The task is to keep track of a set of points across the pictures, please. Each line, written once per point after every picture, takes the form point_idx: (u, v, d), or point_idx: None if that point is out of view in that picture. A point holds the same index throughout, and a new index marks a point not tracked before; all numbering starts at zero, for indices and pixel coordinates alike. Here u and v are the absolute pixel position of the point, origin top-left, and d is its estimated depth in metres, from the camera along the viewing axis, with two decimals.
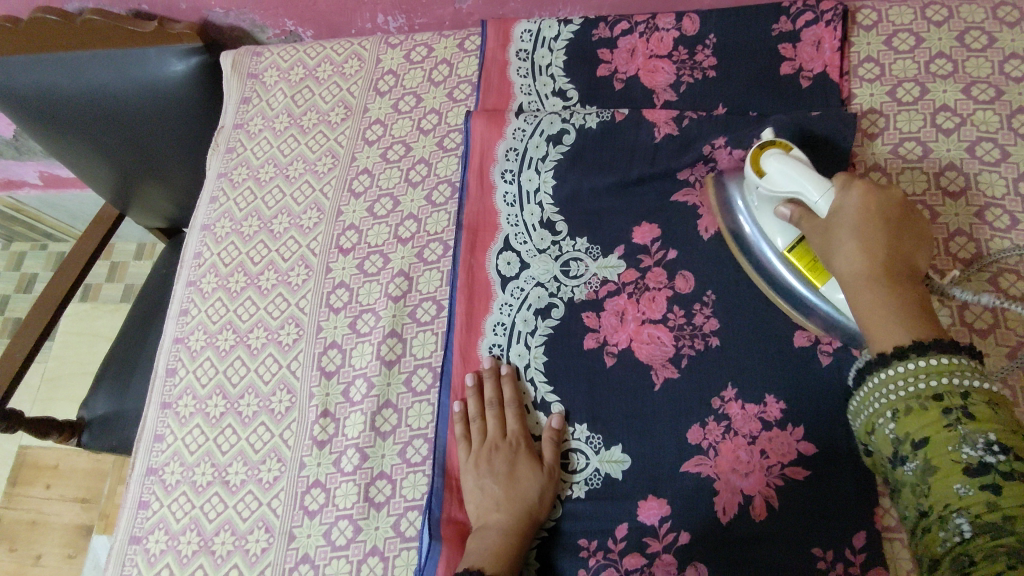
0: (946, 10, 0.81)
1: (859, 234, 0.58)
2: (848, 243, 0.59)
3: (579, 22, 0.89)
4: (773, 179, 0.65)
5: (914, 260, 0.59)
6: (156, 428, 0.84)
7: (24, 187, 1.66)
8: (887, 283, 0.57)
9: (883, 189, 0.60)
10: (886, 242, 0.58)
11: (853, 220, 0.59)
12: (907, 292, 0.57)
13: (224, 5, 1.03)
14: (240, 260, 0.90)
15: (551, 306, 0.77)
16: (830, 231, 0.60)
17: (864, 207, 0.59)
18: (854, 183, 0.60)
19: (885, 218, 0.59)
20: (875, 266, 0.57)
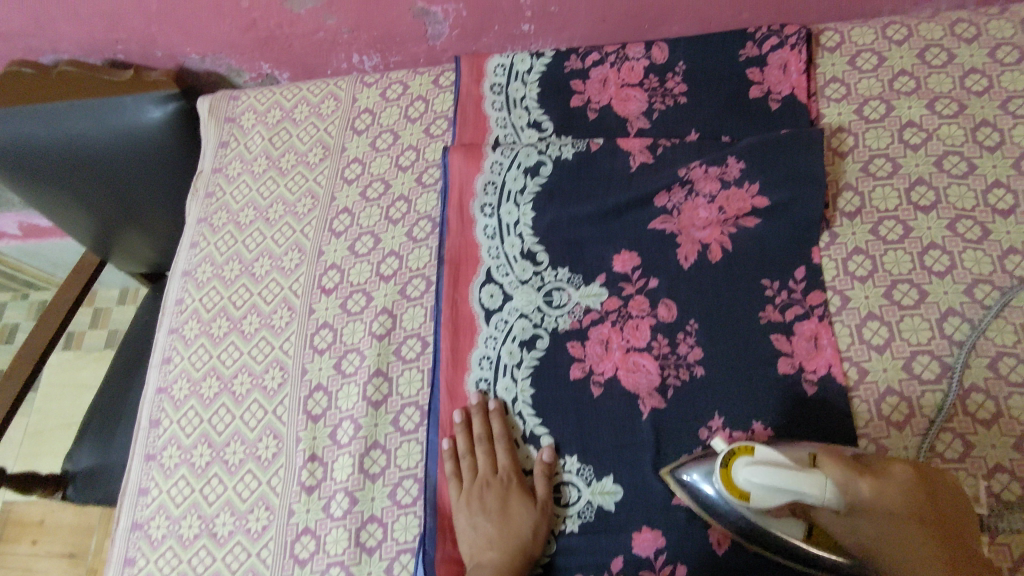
0: (906, 29, 0.83)
1: (896, 515, 0.53)
2: (888, 528, 0.54)
3: (551, 55, 0.90)
4: (764, 499, 0.55)
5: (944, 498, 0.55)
6: (140, 481, 0.83)
7: (3, 237, 1.65)
8: (956, 575, 0.52)
9: (885, 472, 0.55)
10: (920, 510, 0.54)
11: (887, 515, 0.54)
12: (962, 548, 0.53)
13: (199, 52, 1.04)
14: (222, 305, 0.89)
15: (537, 338, 0.77)
16: (865, 540, 0.55)
17: (882, 489, 0.54)
18: (862, 482, 0.54)
19: (910, 489, 0.54)
20: (932, 557, 0.53)
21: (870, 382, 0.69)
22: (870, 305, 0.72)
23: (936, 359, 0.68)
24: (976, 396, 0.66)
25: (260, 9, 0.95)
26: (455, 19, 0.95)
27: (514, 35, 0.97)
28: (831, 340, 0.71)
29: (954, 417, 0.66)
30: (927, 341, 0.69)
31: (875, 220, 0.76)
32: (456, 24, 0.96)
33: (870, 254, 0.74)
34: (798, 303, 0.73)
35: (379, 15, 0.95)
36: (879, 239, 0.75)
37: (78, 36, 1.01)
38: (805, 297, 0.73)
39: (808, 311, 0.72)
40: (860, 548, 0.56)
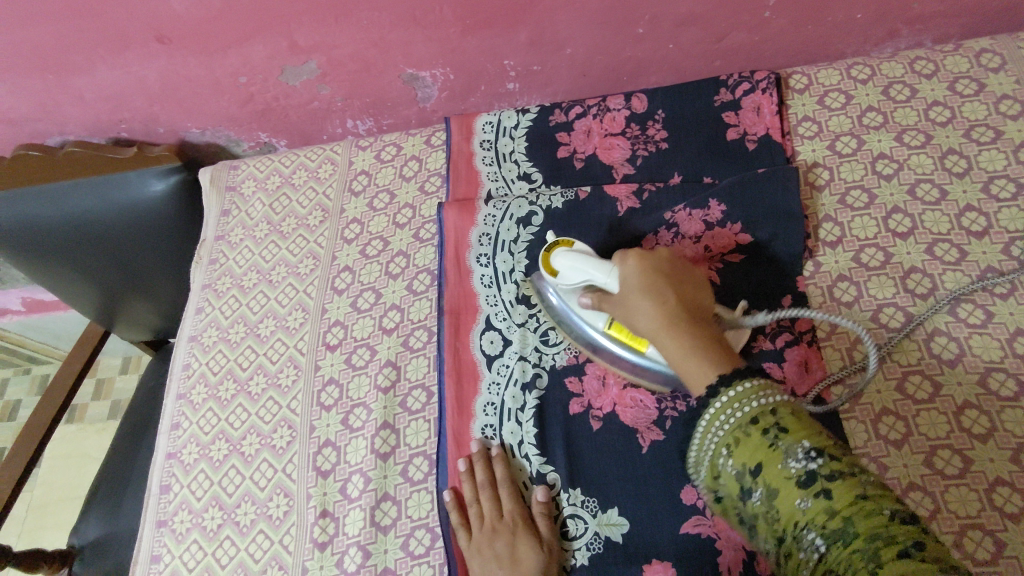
0: (869, 68, 0.89)
1: (643, 288, 0.64)
2: (640, 300, 0.64)
3: (536, 111, 0.95)
4: (567, 274, 0.73)
5: (703, 305, 0.64)
6: (152, 548, 0.83)
7: (7, 314, 1.66)
8: (683, 323, 0.61)
9: (654, 252, 0.67)
10: (667, 283, 0.64)
11: (638, 288, 0.64)
12: (696, 317, 0.62)
13: (200, 125, 1.08)
14: (228, 368, 0.91)
15: (537, 379, 0.79)
16: (625, 300, 0.66)
17: (643, 269, 0.65)
18: (629, 259, 0.67)
19: (664, 271, 0.65)
20: (667, 316, 0.61)
21: (864, 403, 0.71)
22: (858, 329, 0.74)
23: (928, 379, 0.70)
24: (970, 412, 0.68)
25: (258, 83, 1.00)
26: (443, 82, 1.00)
27: (500, 93, 1.02)
28: (821, 365, 0.73)
29: (950, 434, 0.67)
30: (917, 361, 0.71)
31: (856, 249, 0.79)
32: (444, 87, 1.01)
33: (855, 280, 0.77)
34: (787, 331, 0.75)
35: (372, 83, 1.00)
36: (861, 266, 0.77)
37: (83, 118, 1.05)
38: (793, 323, 0.75)
39: (797, 337, 0.75)
40: (629, 319, 0.66)
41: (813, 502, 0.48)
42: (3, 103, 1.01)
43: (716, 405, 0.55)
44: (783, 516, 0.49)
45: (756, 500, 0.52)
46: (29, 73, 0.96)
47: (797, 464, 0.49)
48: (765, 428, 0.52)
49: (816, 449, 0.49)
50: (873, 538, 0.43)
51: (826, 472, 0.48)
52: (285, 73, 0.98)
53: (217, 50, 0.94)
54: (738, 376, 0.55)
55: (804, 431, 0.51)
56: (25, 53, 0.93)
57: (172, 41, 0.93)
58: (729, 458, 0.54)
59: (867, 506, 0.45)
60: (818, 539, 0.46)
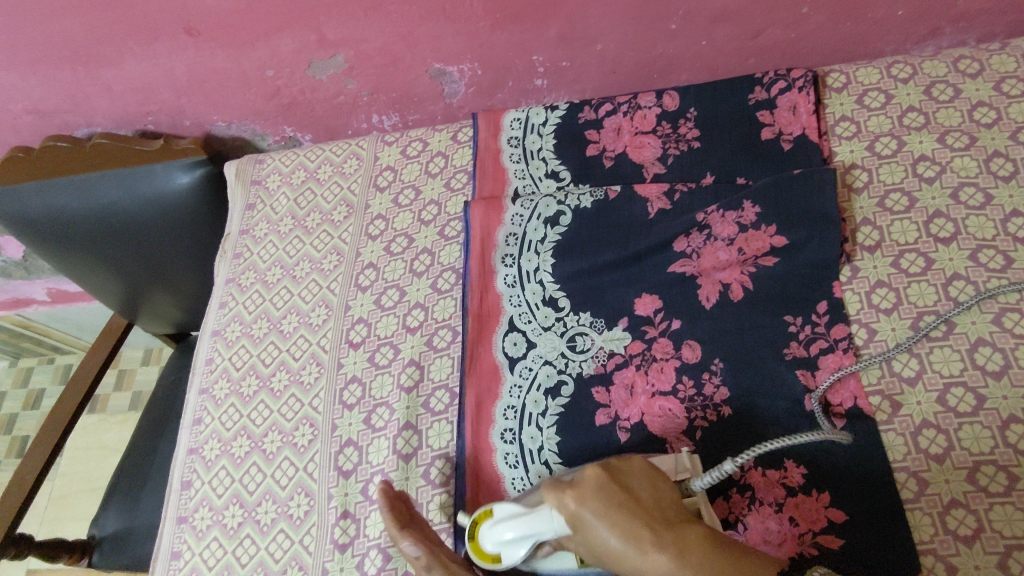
0: (910, 67, 0.85)
1: (607, 520, 0.56)
2: (613, 538, 0.55)
3: (565, 108, 0.93)
4: (506, 549, 0.64)
5: (660, 502, 0.58)
6: (172, 544, 0.83)
7: (32, 304, 1.68)
8: (676, 549, 0.52)
9: (585, 480, 0.59)
10: (622, 507, 0.56)
11: (600, 519, 0.56)
12: (677, 528, 0.54)
13: (226, 119, 1.08)
14: (251, 363, 0.91)
15: (562, 384, 0.77)
16: (595, 545, 0.57)
17: (590, 496, 0.57)
18: (568, 498, 0.58)
19: (615, 486, 0.58)
20: (656, 547, 0.53)
21: (903, 415, 0.68)
22: (897, 336, 0.72)
23: (970, 391, 0.68)
24: (1016, 427, 0.65)
25: (285, 77, 0.99)
26: (471, 78, 0.99)
27: (527, 90, 1.01)
28: (854, 371, 0.71)
29: (994, 449, 0.65)
30: (959, 373, 0.69)
31: (896, 254, 0.76)
32: (471, 82, 1.00)
33: (894, 286, 0.74)
34: (822, 338, 0.73)
35: (398, 78, 0.99)
36: (901, 272, 0.75)
37: (112, 110, 1.06)
38: (828, 330, 0.73)
39: (832, 345, 0.73)
40: (604, 555, 0.56)
41: None
42: (33, 94, 1.02)
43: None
44: None
45: None
46: (60, 65, 0.97)
47: None
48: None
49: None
50: None
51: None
52: (312, 66, 0.97)
53: (245, 44, 0.94)
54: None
55: None
56: (56, 45, 0.93)
57: (201, 34, 0.92)
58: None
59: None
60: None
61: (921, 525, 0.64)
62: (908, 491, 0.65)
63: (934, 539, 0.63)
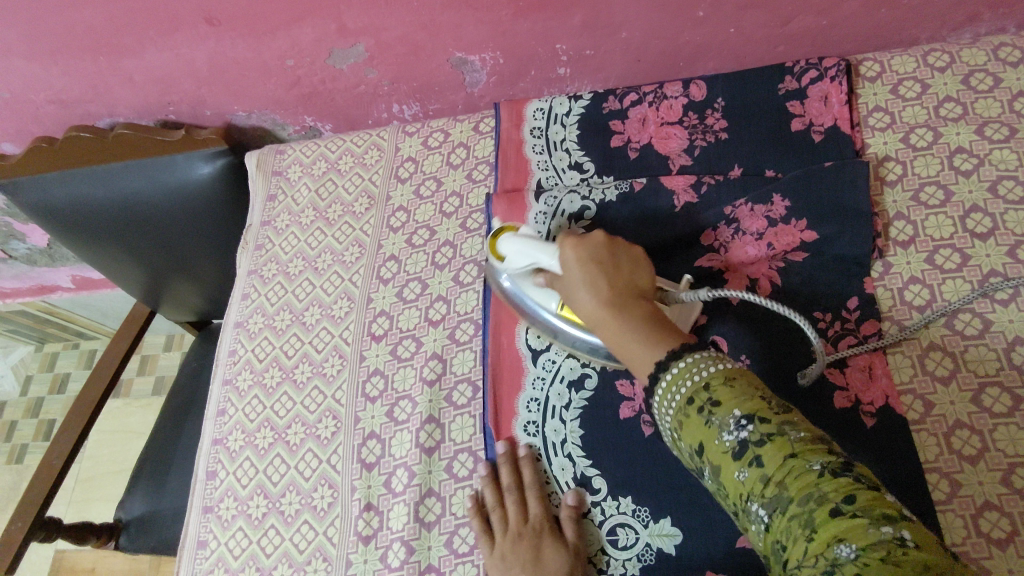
0: (948, 55, 0.82)
1: (581, 271, 0.62)
2: (579, 284, 0.62)
3: (589, 98, 0.92)
4: (511, 258, 0.71)
5: (638, 282, 0.62)
6: (198, 534, 0.84)
7: (56, 291, 1.69)
8: (620, 308, 0.58)
9: (592, 236, 0.64)
10: (601, 268, 0.61)
11: (576, 267, 0.62)
12: (635, 298, 0.59)
13: (246, 109, 1.08)
14: (274, 355, 0.91)
15: (585, 377, 0.76)
16: (567, 289, 0.64)
17: (582, 254, 0.63)
18: (569, 245, 0.64)
19: (605, 254, 0.62)
20: (606, 301, 0.59)
21: (936, 414, 0.67)
22: (930, 335, 0.70)
23: (1007, 390, 0.66)
24: None
25: (305, 66, 0.98)
26: (493, 67, 0.97)
27: (550, 79, 0.99)
28: (886, 370, 0.69)
29: None
30: (995, 372, 0.67)
31: (930, 250, 0.74)
32: (493, 72, 0.98)
33: (927, 283, 0.73)
34: (852, 334, 0.72)
35: (419, 67, 0.98)
36: (935, 268, 0.73)
37: (134, 100, 1.06)
38: (859, 326, 0.72)
39: (862, 341, 0.71)
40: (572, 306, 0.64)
41: (750, 471, 0.45)
42: (55, 84, 1.02)
43: (666, 379, 0.52)
44: (731, 495, 0.47)
45: (711, 480, 0.49)
46: (81, 55, 0.97)
47: (732, 436, 0.46)
48: (699, 406, 0.48)
49: (748, 415, 0.46)
50: (805, 500, 0.41)
51: (756, 438, 0.45)
52: (333, 55, 0.96)
53: (265, 33, 0.93)
54: (687, 354, 0.52)
55: (738, 399, 0.47)
56: (77, 35, 0.93)
57: (221, 23, 0.92)
58: (681, 440, 0.51)
59: (795, 467, 0.42)
60: (761, 509, 0.44)
61: (953, 527, 0.63)
62: (940, 493, 0.64)
63: (967, 541, 0.62)
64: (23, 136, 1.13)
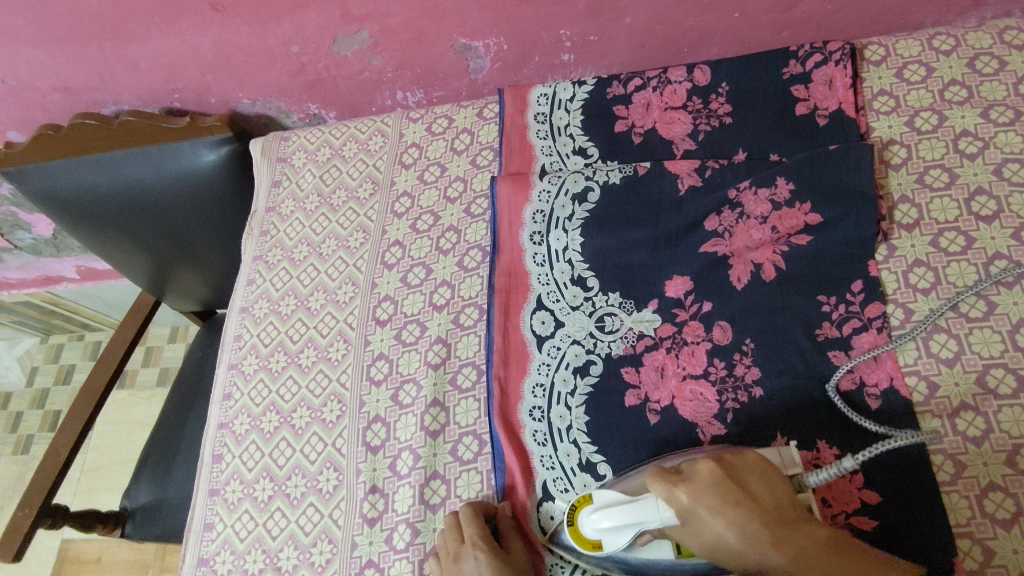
0: (953, 39, 0.82)
1: (722, 520, 0.54)
2: (729, 537, 0.54)
3: (593, 83, 0.92)
4: (612, 538, 0.63)
5: (777, 494, 0.56)
6: (205, 516, 0.84)
7: (61, 282, 1.70)
8: (799, 554, 0.52)
9: (698, 473, 0.57)
10: (743, 507, 0.54)
11: (713, 519, 0.55)
12: (794, 524, 0.54)
13: (251, 96, 1.08)
14: (279, 340, 0.91)
15: (590, 363, 0.77)
16: (707, 536, 0.56)
17: (707, 499, 0.55)
18: (681, 492, 0.56)
19: (733, 486, 0.55)
20: (778, 548, 0.52)
21: (941, 396, 0.67)
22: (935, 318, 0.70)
23: (1012, 372, 0.66)
24: None
25: (310, 52, 0.98)
26: (496, 53, 0.97)
27: (554, 65, 0.99)
28: (891, 353, 0.70)
29: None
30: (1000, 354, 0.67)
31: (934, 233, 0.74)
32: (497, 58, 0.98)
33: (932, 266, 0.72)
34: (857, 318, 0.71)
35: (422, 53, 0.98)
36: (940, 251, 0.73)
37: (139, 87, 1.06)
38: (863, 309, 0.71)
39: (868, 324, 0.71)
40: (723, 561, 0.56)
41: None
42: (61, 71, 1.02)
43: None
44: None
45: None
46: (86, 42, 0.97)
47: None
48: None
49: None
50: None
51: None
52: (337, 41, 0.96)
53: (270, 19, 0.93)
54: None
55: None
56: (82, 22, 0.94)
57: (226, 9, 0.92)
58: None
59: None
60: None
61: (958, 508, 0.63)
62: (945, 474, 0.64)
63: (971, 522, 0.62)
64: (29, 124, 1.13)
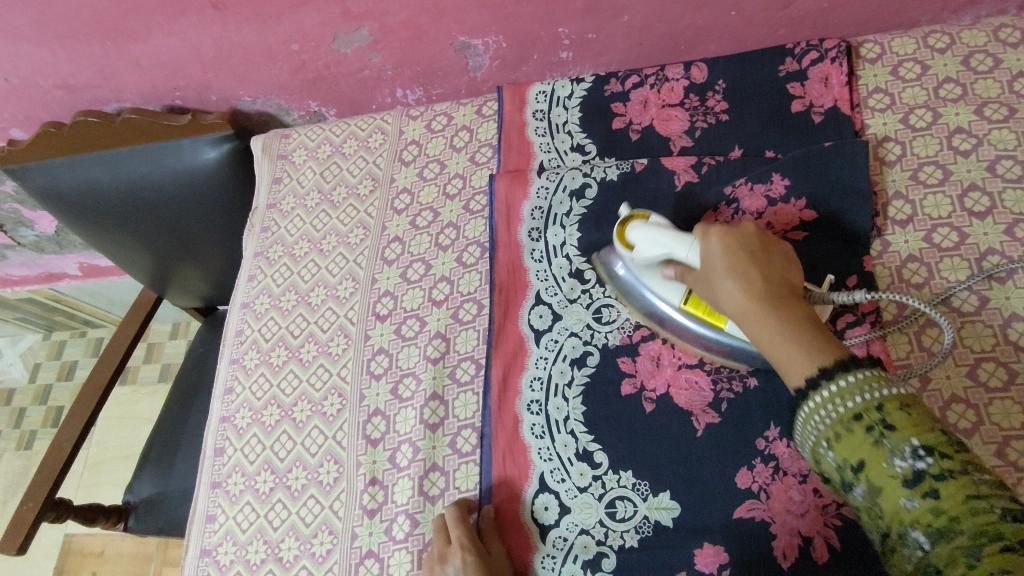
0: (948, 37, 0.83)
1: (731, 260, 0.62)
2: (727, 274, 0.61)
3: (591, 80, 0.92)
4: (642, 247, 0.72)
5: (790, 278, 0.61)
6: (207, 508, 0.85)
7: (63, 279, 1.71)
8: (773, 303, 0.58)
9: (739, 228, 0.64)
10: (752, 259, 0.61)
11: (725, 257, 0.62)
12: (789, 295, 0.59)
13: (252, 94, 1.09)
14: (280, 335, 0.92)
15: (587, 355, 0.78)
16: (711, 279, 0.64)
17: (730, 241, 0.63)
18: (712, 234, 0.64)
19: (754, 247, 0.62)
20: (753, 293, 0.59)
21: (932, 389, 0.68)
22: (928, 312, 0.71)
23: (1003, 365, 0.67)
24: None
25: (310, 50, 0.99)
26: (495, 51, 0.98)
27: (552, 63, 1.00)
28: (883, 348, 0.70)
29: None
30: (991, 348, 0.68)
31: (928, 228, 0.75)
32: (496, 56, 0.99)
33: (925, 261, 0.73)
34: (851, 312, 0.71)
35: (422, 51, 0.99)
36: (933, 247, 0.74)
37: (141, 85, 1.07)
38: (857, 304, 0.72)
39: (861, 319, 0.71)
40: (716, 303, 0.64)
41: (920, 502, 0.45)
42: (63, 69, 1.03)
43: (816, 400, 0.52)
44: (886, 516, 0.48)
45: (858, 497, 0.50)
46: (89, 40, 0.98)
47: (905, 463, 0.46)
48: (870, 426, 0.49)
49: (927, 446, 0.46)
50: (978, 536, 0.42)
51: (936, 472, 0.45)
52: (337, 40, 0.97)
53: (271, 17, 0.94)
54: (842, 369, 0.51)
55: (912, 425, 0.47)
56: (84, 20, 0.94)
57: (226, 8, 0.92)
58: (830, 450, 0.52)
59: (977, 506, 0.43)
60: (924, 539, 0.45)
61: None
62: None
63: None
64: (32, 121, 1.14)
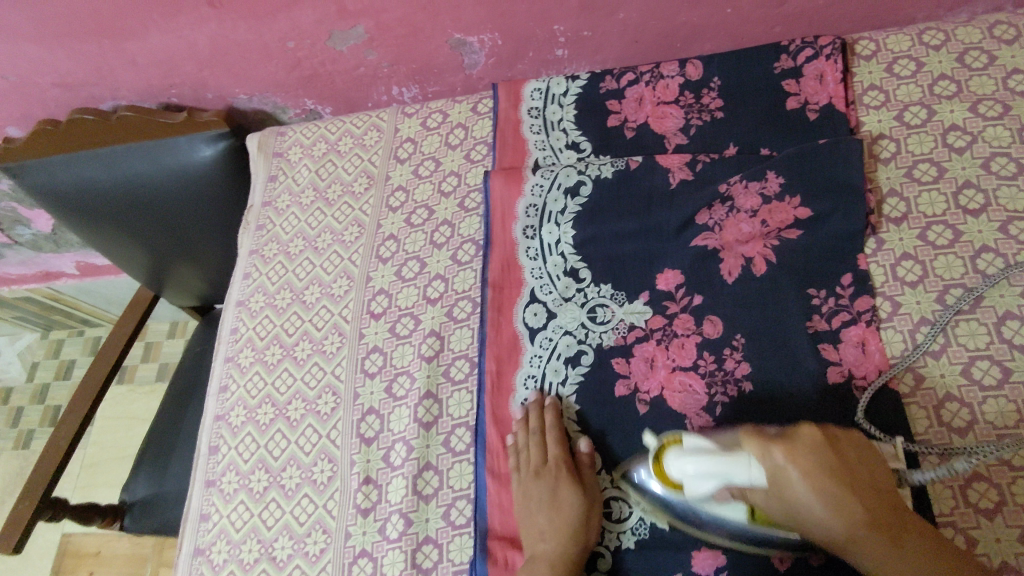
0: (943, 33, 0.83)
1: (816, 490, 0.53)
2: (819, 505, 0.54)
3: (587, 78, 0.92)
4: (693, 484, 0.59)
5: (871, 476, 0.55)
6: (201, 507, 0.85)
7: (61, 278, 1.71)
8: (889, 540, 0.54)
9: (801, 436, 0.56)
10: (847, 485, 0.54)
11: (808, 480, 0.54)
12: (890, 509, 0.54)
13: (248, 91, 1.09)
14: (275, 333, 0.92)
15: (581, 353, 0.78)
16: (790, 508, 0.56)
17: (807, 464, 0.54)
18: (777, 452, 0.55)
19: (836, 464, 0.54)
20: (862, 532, 0.54)
21: (927, 387, 0.68)
22: (921, 310, 0.71)
23: (997, 364, 0.67)
24: None
25: (305, 48, 0.99)
26: (491, 48, 0.98)
27: (548, 60, 1.00)
28: (879, 346, 0.70)
29: (1019, 423, 0.65)
30: (985, 346, 0.68)
31: (923, 226, 0.74)
32: (491, 53, 0.99)
33: (920, 259, 0.73)
34: (846, 311, 0.72)
35: (417, 48, 0.98)
36: (928, 245, 0.73)
37: (136, 83, 1.07)
38: (852, 303, 0.72)
39: (856, 318, 0.72)
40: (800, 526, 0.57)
41: None
42: (59, 67, 1.03)
43: None
44: None
45: None
46: (84, 38, 0.98)
47: None
48: None
49: None
50: None
51: None
52: (333, 37, 0.97)
53: (266, 15, 0.94)
54: None
55: None
56: (80, 18, 0.94)
57: (222, 5, 0.92)
58: None
59: None
60: None
61: (942, 497, 0.64)
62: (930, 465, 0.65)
63: (955, 511, 0.63)
64: (27, 119, 1.14)
